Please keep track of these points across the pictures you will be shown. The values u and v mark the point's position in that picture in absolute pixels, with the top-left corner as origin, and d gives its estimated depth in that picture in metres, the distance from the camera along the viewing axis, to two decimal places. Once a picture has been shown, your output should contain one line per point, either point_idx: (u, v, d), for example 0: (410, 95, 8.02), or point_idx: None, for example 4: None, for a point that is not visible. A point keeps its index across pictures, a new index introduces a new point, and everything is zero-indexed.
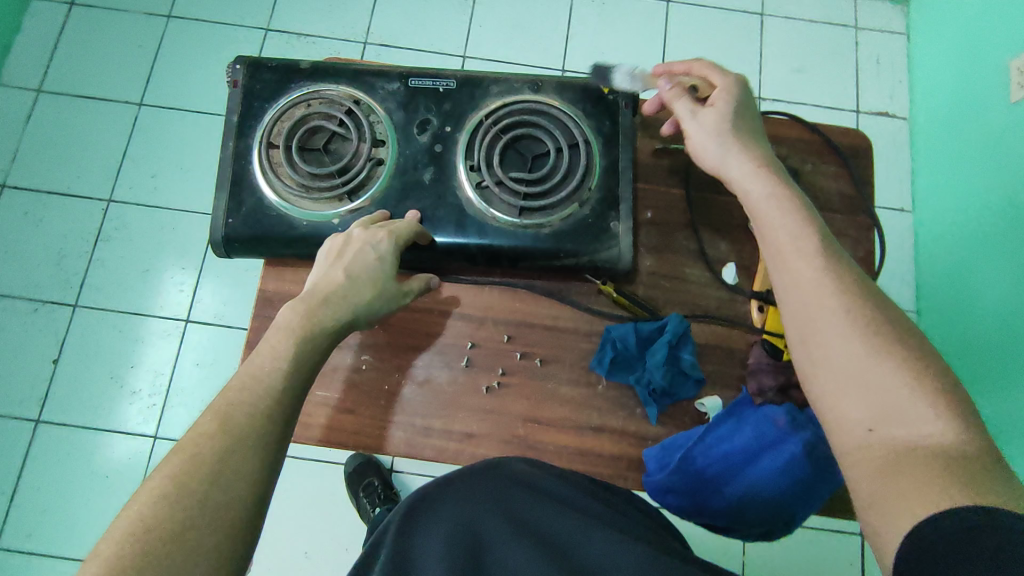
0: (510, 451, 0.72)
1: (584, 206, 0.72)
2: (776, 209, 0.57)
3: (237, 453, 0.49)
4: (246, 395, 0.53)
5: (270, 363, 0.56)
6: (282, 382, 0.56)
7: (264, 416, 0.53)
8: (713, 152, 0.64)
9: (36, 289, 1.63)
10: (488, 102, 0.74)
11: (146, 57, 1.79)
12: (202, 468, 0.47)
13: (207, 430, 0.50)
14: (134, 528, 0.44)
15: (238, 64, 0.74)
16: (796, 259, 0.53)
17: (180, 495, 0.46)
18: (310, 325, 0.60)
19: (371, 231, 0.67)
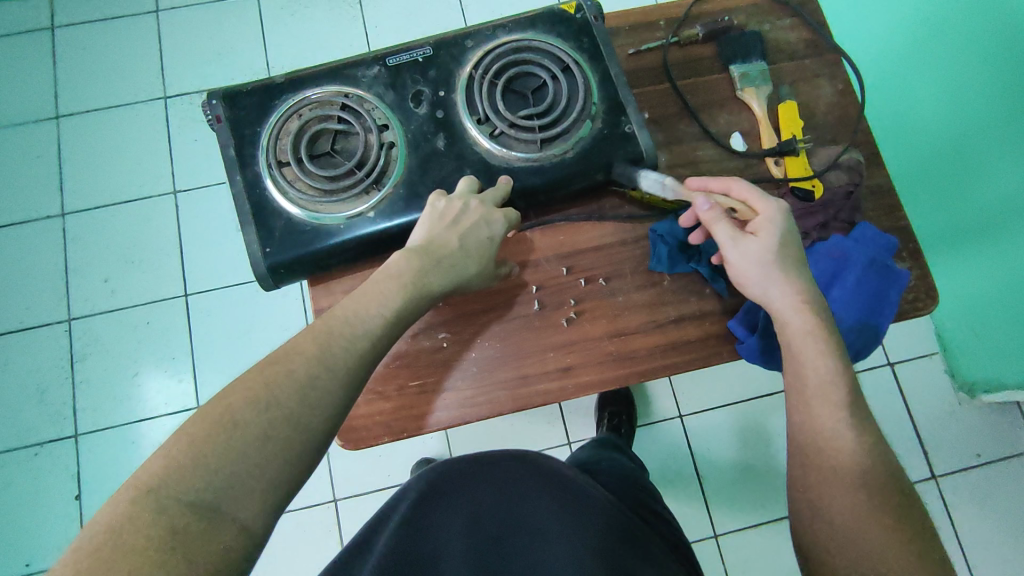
0: (610, 370, 0.74)
1: (595, 120, 0.74)
2: (813, 349, 0.60)
3: (326, 381, 0.54)
4: (347, 329, 0.58)
5: (376, 309, 0.60)
6: (378, 329, 0.60)
7: (356, 358, 0.57)
8: (755, 279, 0.65)
9: (31, 433, 1.55)
10: (470, 56, 0.75)
11: (50, 166, 1.71)
12: (294, 384, 0.53)
13: (306, 350, 0.55)
14: (222, 422, 0.49)
15: (213, 97, 0.72)
16: (803, 342, 0.61)
17: (271, 397, 0.51)
18: (419, 285, 0.63)
19: (486, 205, 0.68)
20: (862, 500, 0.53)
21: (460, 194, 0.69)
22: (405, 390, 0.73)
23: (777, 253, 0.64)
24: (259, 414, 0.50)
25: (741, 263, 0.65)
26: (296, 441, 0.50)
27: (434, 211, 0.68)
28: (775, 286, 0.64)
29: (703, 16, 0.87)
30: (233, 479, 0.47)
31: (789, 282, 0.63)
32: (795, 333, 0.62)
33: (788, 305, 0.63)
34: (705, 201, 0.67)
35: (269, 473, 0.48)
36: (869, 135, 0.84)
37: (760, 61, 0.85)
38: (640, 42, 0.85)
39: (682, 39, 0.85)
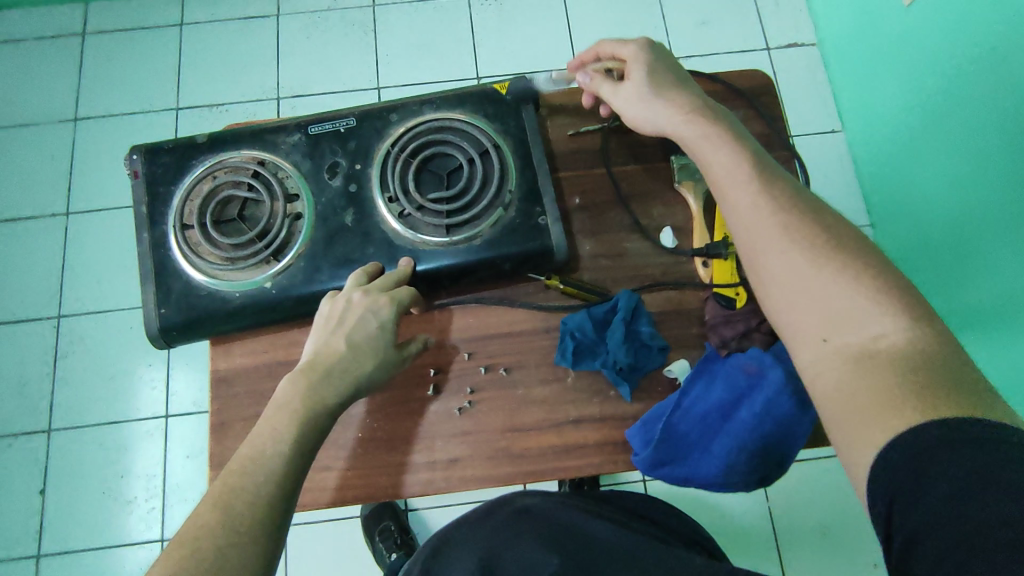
0: (497, 467, 0.71)
1: (509, 208, 0.72)
2: (708, 143, 0.64)
3: (242, 541, 0.52)
4: (247, 477, 0.56)
5: (270, 445, 0.58)
6: (280, 466, 0.57)
7: (265, 499, 0.55)
8: (643, 113, 0.70)
9: (10, 423, 1.70)
10: (392, 131, 0.74)
11: (60, 166, 1.85)
12: (206, 552, 0.51)
13: (211, 514, 0.53)
14: None
15: (135, 153, 0.73)
16: (744, 210, 0.59)
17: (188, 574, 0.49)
18: (309, 401, 0.61)
19: (371, 295, 0.67)
20: (821, 298, 0.52)
21: (344, 291, 0.68)
22: None
23: (651, 81, 0.70)
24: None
25: (623, 103, 0.72)
26: None
27: (325, 315, 0.67)
28: (665, 109, 0.68)
29: None
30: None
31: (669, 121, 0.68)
32: (692, 137, 0.66)
33: (732, 177, 0.61)
34: (584, 75, 0.76)
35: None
36: None
37: None
38: (582, 122, 0.83)
39: (624, 124, 0.82)
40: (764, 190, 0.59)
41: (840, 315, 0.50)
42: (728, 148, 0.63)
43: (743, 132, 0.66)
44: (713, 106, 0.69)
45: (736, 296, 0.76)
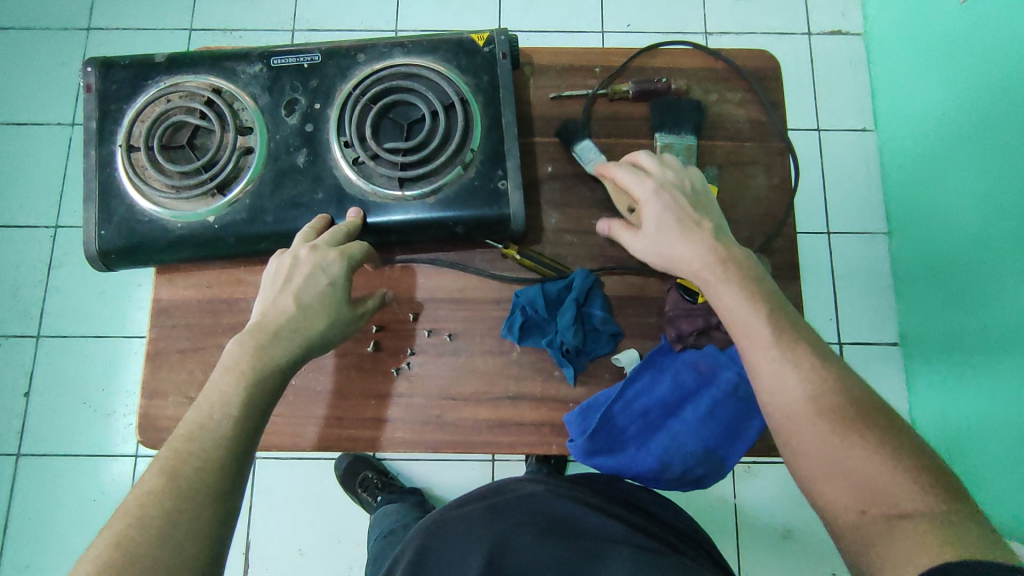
0: (427, 433, 0.70)
1: (468, 168, 0.68)
2: (720, 278, 0.57)
3: (194, 508, 0.49)
4: (194, 444, 0.53)
5: (219, 411, 0.55)
6: (229, 430, 0.54)
7: (213, 461, 0.52)
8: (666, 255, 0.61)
9: (1, 324, 1.74)
10: (357, 72, 0.70)
11: (70, 73, 1.88)
12: (149, 518, 0.48)
13: (155, 484, 0.50)
14: None
15: (90, 66, 0.71)
16: (760, 355, 0.53)
17: (128, 543, 0.46)
18: (258, 362, 0.58)
19: (320, 250, 0.64)
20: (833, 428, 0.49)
21: (292, 248, 0.65)
22: None
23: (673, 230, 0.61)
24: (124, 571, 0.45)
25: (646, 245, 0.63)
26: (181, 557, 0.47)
27: (273, 274, 0.64)
28: (684, 254, 0.60)
29: (645, 71, 0.79)
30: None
31: (688, 251, 0.59)
32: (710, 273, 0.58)
33: (745, 307, 0.55)
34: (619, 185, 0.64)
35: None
36: (791, 243, 0.75)
37: (689, 135, 0.76)
38: (568, 87, 0.78)
39: (610, 93, 0.77)
40: (792, 354, 0.52)
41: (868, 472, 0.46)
42: (741, 288, 0.56)
43: (768, 280, 0.58)
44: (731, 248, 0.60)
45: None
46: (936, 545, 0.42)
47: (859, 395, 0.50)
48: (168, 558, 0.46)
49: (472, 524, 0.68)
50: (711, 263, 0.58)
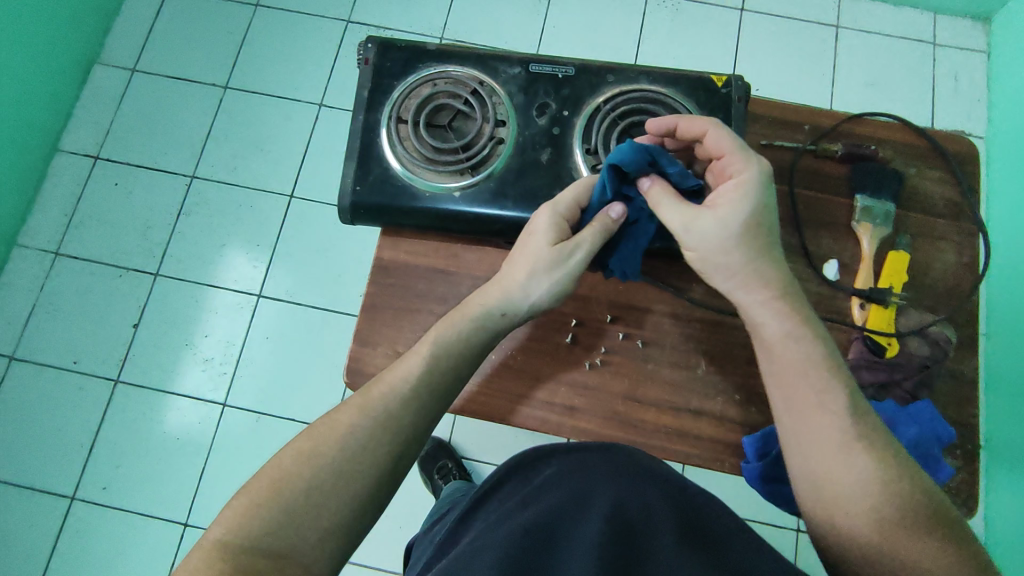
0: (609, 427, 0.75)
1: (696, 193, 0.74)
2: (790, 338, 0.67)
3: (366, 459, 0.64)
4: (388, 394, 0.67)
5: (409, 370, 0.69)
6: (410, 389, 0.68)
7: (390, 417, 0.66)
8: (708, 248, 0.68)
9: (124, 256, 1.85)
10: (605, 90, 0.77)
11: (234, 41, 2.03)
12: (334, 443, 0.64)
13: (351, 414, 0.66)
14: (277, 478, 0.62)
15: (370, 43, 0.79)
16: (830, 420, 0.64)
17: (314, 457, 0.63)
18: (444, 337, 0.70)
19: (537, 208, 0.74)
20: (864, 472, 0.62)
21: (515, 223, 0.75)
22: None
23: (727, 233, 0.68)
24: (309, 475, 0.62)
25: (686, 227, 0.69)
26: (343, 483, 0.62)
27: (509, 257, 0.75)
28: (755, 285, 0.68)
29: (852, 136, 0.84)
30: (284, 537, 0.59)
31: (755, 283, 0.68)
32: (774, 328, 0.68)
33: (823, 377, 0.66)
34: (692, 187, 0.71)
35: (320, 527, 0.60)
36: (973, 319, 0.78)
37: (889, 202, 0.80)
38: (777, 136, 0.83)
39: (819, 150, 0.82)
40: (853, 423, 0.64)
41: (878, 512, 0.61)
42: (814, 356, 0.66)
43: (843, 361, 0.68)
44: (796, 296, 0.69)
45: (886, 345, 0.76)
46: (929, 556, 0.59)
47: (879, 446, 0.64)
48: (337, 483, 0.62)
49: (581, 465, 0.71)
50: (793, 332, 0.67)
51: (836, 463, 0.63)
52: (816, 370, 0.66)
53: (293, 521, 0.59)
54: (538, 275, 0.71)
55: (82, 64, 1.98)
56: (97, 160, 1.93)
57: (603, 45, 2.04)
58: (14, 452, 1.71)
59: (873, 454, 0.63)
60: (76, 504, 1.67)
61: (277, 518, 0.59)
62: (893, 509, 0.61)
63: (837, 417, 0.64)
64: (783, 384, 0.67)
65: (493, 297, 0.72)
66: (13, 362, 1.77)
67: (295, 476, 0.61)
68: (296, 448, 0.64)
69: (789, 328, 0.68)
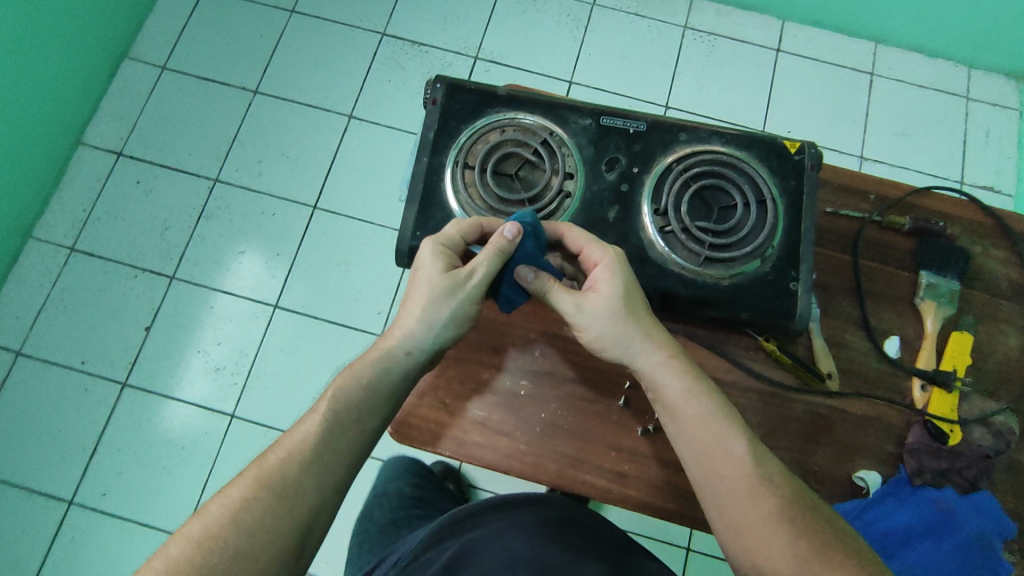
0: (662, 498, 0.72)
1: (765, 262, 0.73)
2: (689, 396, 0.67)
3: (262, 535, 0.61)
4: (290, 459, 0.65)
5: (312, 433, 0.66)
6: (313, 453, 0.65)
7: (291, 483, 0.63)
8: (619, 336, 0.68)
9: (139, 257, 1.82)
10: (677, 148, 0.77)
11: (266, 45, 2.01)
12: (232, 523, 0.61)
13: (250, 490, 0.63)
14: (167, 573, 0.58)
15: (438, 83, 0.78)
16: (725, 468, 0.65)
17: (210, 542, 0.60)
18: (343, 397, 0.67)
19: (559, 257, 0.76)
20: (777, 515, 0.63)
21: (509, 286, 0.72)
22: (468, 414, 0.74)
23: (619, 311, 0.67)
24: (199, 564, 0.58)
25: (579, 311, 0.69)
26: (237, 565, 0.59)
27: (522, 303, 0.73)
28: (649, 345, 0.68)
29: (919, 209, 0.82)
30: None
31: (651, 344, 0.68)
32: (671, 389, 0.67)
33: (709, 422, 0.66)
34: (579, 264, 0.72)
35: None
36: None
37: (954, 279, 0.79)
38: (842, 205, 0.82)
39: (885, 221, 0.80)
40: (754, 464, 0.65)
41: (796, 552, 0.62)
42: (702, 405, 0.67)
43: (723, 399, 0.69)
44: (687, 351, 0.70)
45: (947, 430, 0.74)
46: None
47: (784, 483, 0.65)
48: (232, 572, 0.59)
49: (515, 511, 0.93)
50: (689, 389, 0.67)
51: (739, 507, 0.64)
52: (707, 416, 0.67)
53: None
54: (435, 302, 0.68)
55: (111, 58, 1.96)
56: (120, 156, 1.91)
57: (637, 75, 2.03)
58: (14, 451, 1.67)
59: (780, 497, 0.64)
60: (73, 509, 1.63)
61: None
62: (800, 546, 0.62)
63: (729, 462, 0.65)
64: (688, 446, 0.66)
65: (390, 353, 0.69)
66: (20, 357, 1.73)
67: (186, 566, 0.58)
68: (188, 535, 0.60)
69: (678, 377, 0.68)
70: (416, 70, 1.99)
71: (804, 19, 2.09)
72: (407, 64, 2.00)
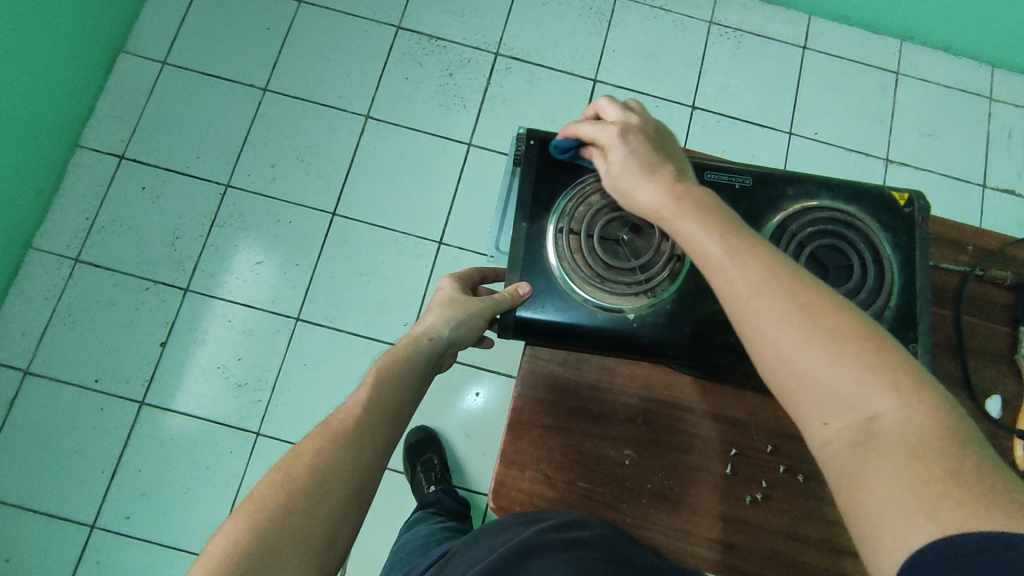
0: (769, 568, 0.73)
1: (882, 323, 0.72)
2: (734, 267, 0.61)
3: (333, 483, 0.62)
4: (356, 414, 0.68)
5: (371, 393, 0.70)
6: (374, 409, 0.69)
7: (362, 430, 0.67)
8: (654, 196, 0.67)
9: (150, 268, 1.73)
10: (785, 204, 0.75)
11: (274, 39, 1.90)
12: (305, 468, 0.62)
13: (322, 438, 0.65)
14: (251, 511, 0.58)
15: (533, 139, 0.78)
16: (783, 345, 0.58)
17: (288, 484, 0.60)
18: (388, 366, 0.74)
19: (626, 304, 0.74)
20: (864, 425, 0.54)
21: (566, 343, 0.74)
22: (573, 487, 0.73)
23: (643, 166, 0.68)
24: (280, 506, 0.59)
25: (622, 186, 0.69)
26: (317, 502, 0.60)
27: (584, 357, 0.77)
28: (696, 231, 0.63)
29: (1018, 261, 0.83)
30: (257, 568, 0.55)
31: (691, 219, 0.64)
32: (710, 258, 0.62)
33: (760, 296, 0.60)
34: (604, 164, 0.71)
35: (295, 559, 0.57)
36: None
37: None
38: (942, 257, 0.82)
39: (986, 275, 0.81)
40: (831, 345, 0.57)
41: (890, 476, 0.51)
42: (754, 277, 0.60)
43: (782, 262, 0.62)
44: (731, 223, 0.64)
45: None
46: (953, 506, 0.48)
47: (873, 367, 0.55)
48: (312, 505, 0.60)
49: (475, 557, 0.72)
50: (735, 257, 0.61)
51: (824, 405, 0.56)
52: (789, 321, 0.58)
53: (265, 552, 0.56)
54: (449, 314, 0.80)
55: (107, 53, 1.83)
56: (122, 159, 1.80)
57: (663, 73, 1.97)
58: (28, 473, 1.61)
59: (870, 386, 0.55)
60: (95, 533, 1.58)
61: (252, 549, 0.56)
62: (902, 476, 0.51)
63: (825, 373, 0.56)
64: (746, 327, 0.61)
65: (414, 342, 0.78)
66: (27, 376, 1.65)
67: (266, 507, 0.58)
68: (266, 482, 0.61)
69: (757, 281, 0.60)
70: (434, 67, 1.90)
71: (830, 14, 2.04)
72: (424, 60, 1.90)
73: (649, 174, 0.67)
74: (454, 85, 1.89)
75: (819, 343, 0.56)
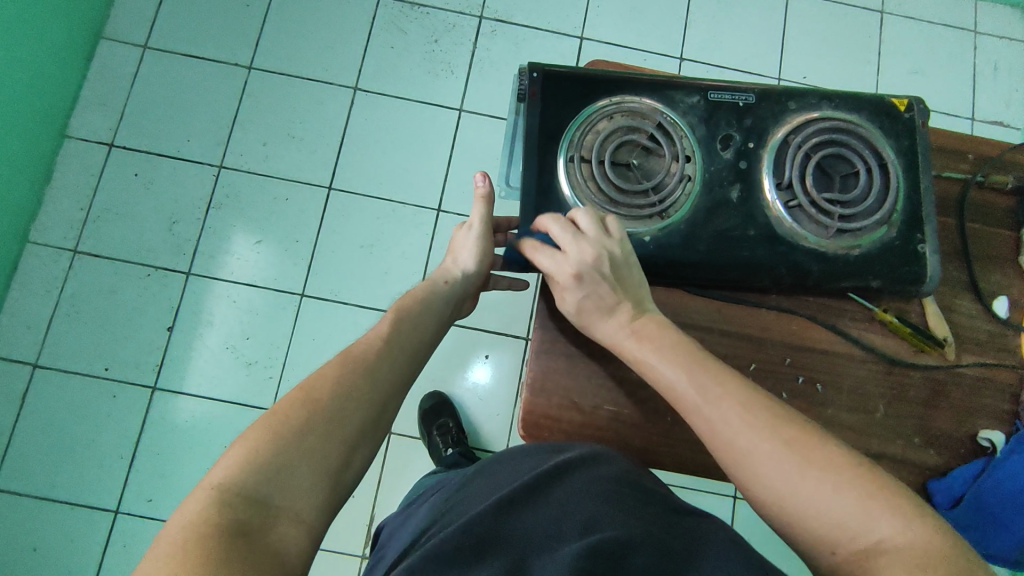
0: None
1: (891, 229, 0.76)
2: (722, 404, 0.67)
3: (352, 408, 0.64)
4: (374, 346, 0.70)
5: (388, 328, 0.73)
6: (391, 343, 0.71)
7: (381, 361, 0.69)
8: (612, 334, 0.73)
9: (149, 255, 1.73)
10: (789, 118, 0.78)
11: (254, 16, 1.87)
12: (327, 387, 0.64)
13: (342, 363, 0.67)
14: (274, 423, 0.60)
15: (535, 72, 0.78)
16: (772, 477, 0.63)
17: (310, 400, 0.62)
18: (398, 312, 0.76)
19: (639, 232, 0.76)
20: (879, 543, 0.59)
21: None
22: (599, 411, 0.76)
23: (598, 304, 0.73)
24: (300, 424, 0.61)
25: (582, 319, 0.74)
26: (337, 422, 0.62)
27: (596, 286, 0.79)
28: (670, 369, 0.69)
29: (1016, 166, 0.85)
30: (273, 479, 0.57)
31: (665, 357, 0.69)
32: (693, 400, 0.67)
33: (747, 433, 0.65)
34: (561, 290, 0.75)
35: (312, 474, 0.59)
36: None
37: None
38: (945, 166, 0.84)
39: (987, 182, 0.83)
40: (820, 473, 0.62)
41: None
42: (738, 417, 0.66)
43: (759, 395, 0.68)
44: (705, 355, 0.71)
45: None
46: None
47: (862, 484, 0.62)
48: (332, 425, 0.62)
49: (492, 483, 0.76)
50: (723, 398, 0.67)
51: (819, 517, 0.61)
52: (780, 459, 0.64)
53: (283, 465, 0.58)
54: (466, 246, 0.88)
55: (86, 40, 1.79)
56: (112, 147, 1.78)
57: (649, 26, 1.96)
58: (47, 465, 1.61)
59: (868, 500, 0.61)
60: (120, 518, 1.60)
61: (272, 460, 0.58)
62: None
63: (812, 505, 0.62)
64: (738, 464, 0.65)
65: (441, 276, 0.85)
66: (37, 370, 1.65)
67: (288, 421, 0.60)
68: (289, 397, 0.63)
69: (736, 420, 0.66)
70: (419, 34, 1.88)
71: None
72: (409, 27, 1.88)
73: (608, 313, 0.73)
74: (440, 52, 1.88)
75: (821, 473, 0.62)
